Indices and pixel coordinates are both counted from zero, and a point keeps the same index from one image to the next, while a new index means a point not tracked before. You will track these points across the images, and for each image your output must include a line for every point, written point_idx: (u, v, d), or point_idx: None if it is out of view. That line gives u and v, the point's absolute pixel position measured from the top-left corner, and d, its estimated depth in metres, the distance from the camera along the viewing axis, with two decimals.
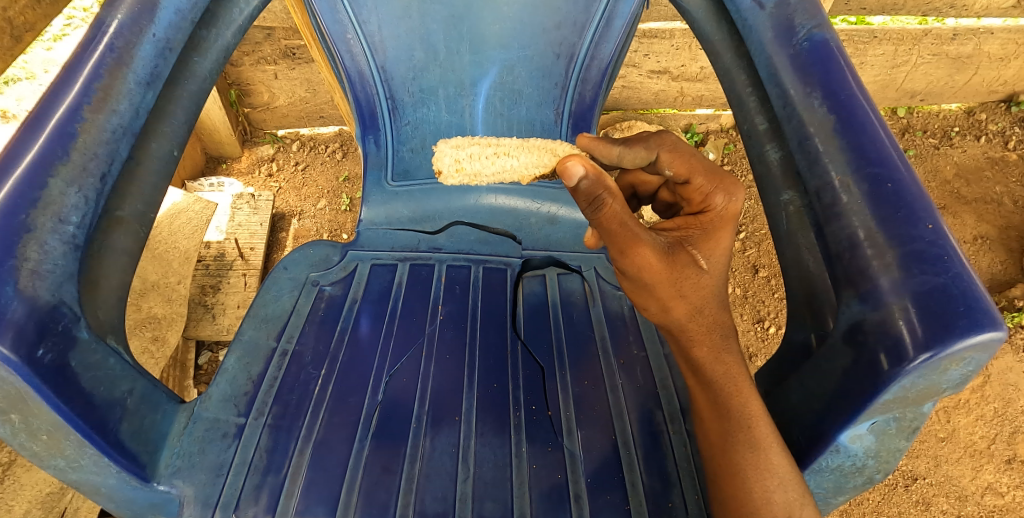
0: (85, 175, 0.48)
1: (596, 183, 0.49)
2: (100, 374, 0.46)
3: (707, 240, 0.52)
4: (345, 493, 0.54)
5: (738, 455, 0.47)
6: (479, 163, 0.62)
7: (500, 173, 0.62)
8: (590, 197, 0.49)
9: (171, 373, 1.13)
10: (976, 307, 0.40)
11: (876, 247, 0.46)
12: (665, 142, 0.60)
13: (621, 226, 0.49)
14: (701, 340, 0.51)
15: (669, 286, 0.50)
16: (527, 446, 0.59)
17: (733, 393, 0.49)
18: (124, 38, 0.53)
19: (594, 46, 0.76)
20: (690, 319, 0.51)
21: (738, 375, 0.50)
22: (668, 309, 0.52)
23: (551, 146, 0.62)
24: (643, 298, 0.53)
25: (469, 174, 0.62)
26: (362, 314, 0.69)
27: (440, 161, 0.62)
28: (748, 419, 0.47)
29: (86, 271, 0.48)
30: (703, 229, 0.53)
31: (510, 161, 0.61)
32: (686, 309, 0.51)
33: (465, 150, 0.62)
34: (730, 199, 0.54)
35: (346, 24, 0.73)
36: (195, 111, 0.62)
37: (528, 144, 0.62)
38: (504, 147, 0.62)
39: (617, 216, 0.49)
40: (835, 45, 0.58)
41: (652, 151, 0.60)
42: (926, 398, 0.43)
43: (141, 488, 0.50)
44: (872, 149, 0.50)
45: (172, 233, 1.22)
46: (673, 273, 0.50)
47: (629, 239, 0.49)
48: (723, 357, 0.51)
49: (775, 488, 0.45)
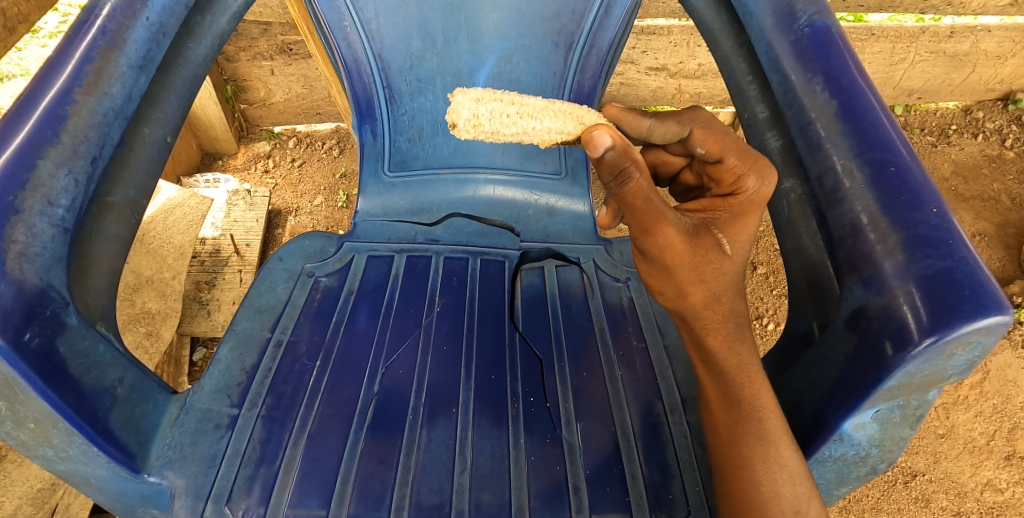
0: (75, 157, 0.47)
1: (622, 154, 0.47)
2: (88, 362, 0.45)
3: (734, 225, 0.50)
4: (339, 485, 0.53)
5: (748, 448, 0.47)
6: (499, 121, 0.58)
7: (520, 134, 0.58)
8: (615, 169, 0.47)
9: (165, 369, 1.11)
10: (982, 291, 0.40)
11: (880, 232, 0.45)
12: (699, 118, 0.58)
13: (646, 203, 0.46)
14: (716, 329, 0.50)
15: (689, 270, 0.49)
16: (524, 438, 0.58)
17: (744, 383, 0.48)
18: (116, 21, 0.52)
19: (593, 34, 0.75)
20: (705, 307, 0.50)
21: (751, 366, 0.49)
22: (685, 295, 0.50)
23: (578, 112, 0.58)
24: (659, 281, 0.52)
25: (486, 131, 0.58)
26: (358, 306, 0.68)
27: (456, 113, 0.58)
28: (759, 411, 0.47)
29: (75, 257, 0.47)
30: (731, 212, 0.50)
31: (532, 123, 0.58)
32: (703, 295, 0.50)
33: (484, 106, 0.58)
34: (764, 183, 0.50)
35: (343, 12, 0.72)
36: (188, 98, 0.61)
37: (554, 106, 0.59)
38: (528, 108, 0.58)
39: (643, 192, 0.46)
40: (836, 30, 0.57)
41: (684, 127, 0.58)
42: (931, 385, 0.43)
43: (131, 480, 0.49)
44: (874, 133, 0.50)
45: (166, 228, 1.21)
46: (695, 256, 0.48)
47: (653, 216, 0.47)
48: (737, 347, 0.50)
49: (784, 482, 0.45)
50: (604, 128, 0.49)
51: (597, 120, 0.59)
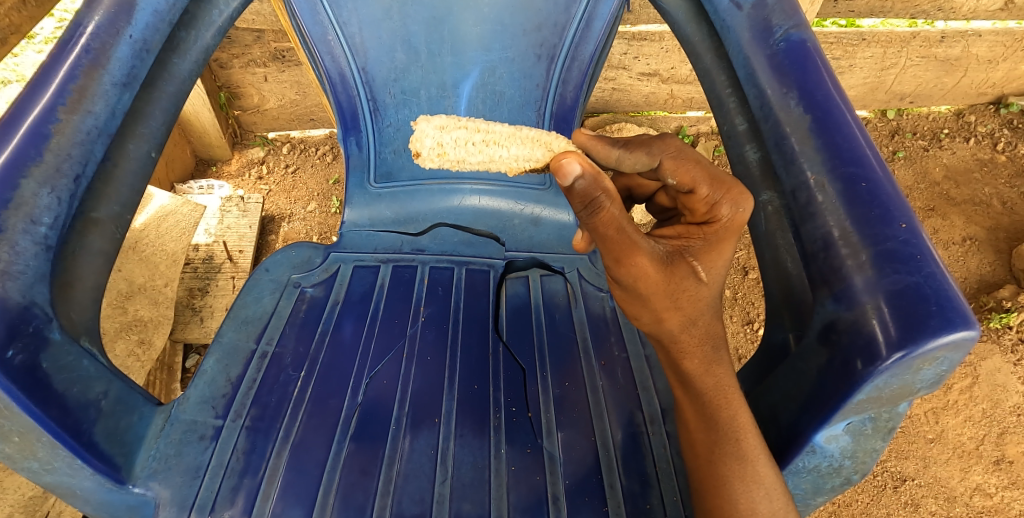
0: (59, 176, 0.47)
1: (592, 183, 0.46)
2: (73, 376, 0.46)
3: (709, 252, 0.50)
4: (322, 495, 0.54)
5: (725, 466, 0.47)
6: (464, 149, 0.59)
7: (487, 162, 0.60)
8: (586, 198, 0.46)
9: (157, 377, 1.12)
10: (949, 307, 0.40)
11: (850, 246, 0.46)
12: (669, 148, 0.55)
13: (618, 232, 0.47)
14: (692, 352, 0.51)
15: (664, 298, 0.49)
16: (506, 448, 0.58)
17: (722, 404, 0.48)
18: (101, 39, 0.53)
19: (575, 46, 0.76)
20: (682, 331, 0.51)
21: (728, 387, 0.49)
22: (661, 320, 0.50)
23: (546, 139, 0.59)
24: (635, 308, 0.52)
25: (452, 159, 0.60)
26: (344, 317, 0.68)
27: (419, 142, 0.59)
28: (737, 430, 0.47)
29: (59, 273, 0.48)
30: (705, 239, 0.51)
31: (499, 151, 0.59)
32: (680, 320, 0.50)
33: (449, 134, 0.59)
34: (738, 210, 0.50)
35: (327, 26, 0.73)
36: (174, 112, 0.61)
37: (521, 134, 0.59)
38: (494, 135, 0.59)
39: (615, 221, 0.46)
40: (812, 45, 0.58)
41: (654, 158, 0.56)
42: (900, 398, 0.43)
43: (117, 491, 0.50)
44: (847, 149, 0.51)
45: (159, 235, 1.22)
46: (669, 284, 0.49)
47: (626, 246, 0.47)
48: (714, 369, 0.50)
49: (762, 499, 0.46)
50: (573, 155, 0.49)
51: (566, 146, 0.59)
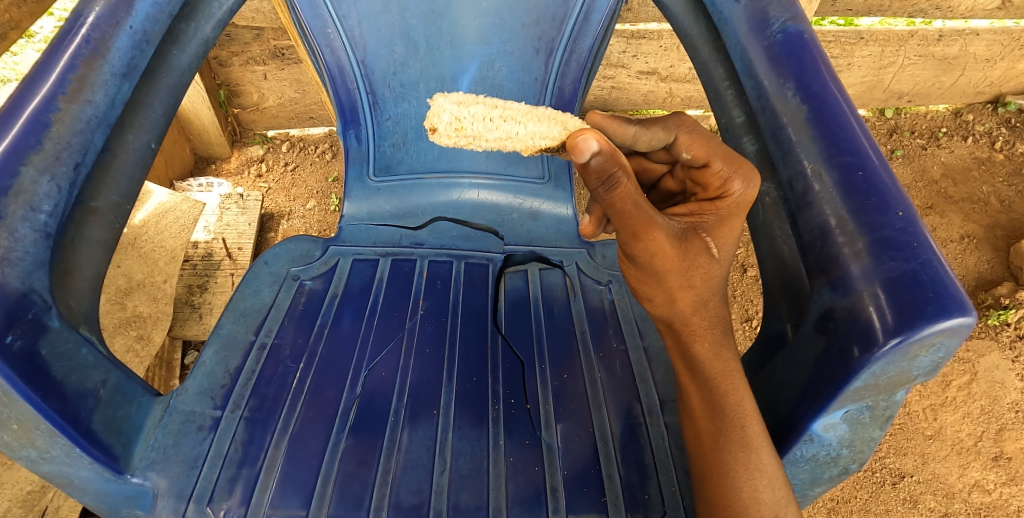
0: (58, 164, 0.47)
1: (609, 160, 0.45)
2: (71, 364, 0.46)
3: (721, 228, 0.51)
4: (320, 485, 0.54)
5: (728, 454, 0.47)
6: (481, 125, 0.59)
7: (503, 139, 0.59)
8: (603, 174, 0.45)
9: (156, 373, 1.12)
10: (945, 293, 0.40)
11: (848, 234, 0.46)
12: (685, 124, 0.56)
13: (636, 208, 0.46)
14: (703, 335, 0.52)
15: (680, 275, 0.50)
16: (504, 439, 0.59)
17: (729, 391, 0.49)
18: (101, 30, 0.53)
19: (573, 40, 0.76)
20: (694, 313, 0.51)
21: (735, 373, 0.50)
22: (675, 300, 0.51)
23: (562, 117, 0.59)
24: (649, 288, 0.52)
25: (468, 134, 0.59)
26: (343, 310, 0.68)
27: (437, 117, 0.59)
28: (741, 418, 0.47)
29: (58, 261, 0.48)
30: (718, 215, 0.52)
31: (516, 127, 0.59)
32: (692, 300, 0.51)
33: (467, 109, 0.59)
34: (749, 186, 0.51)
35: (326, 19, 0.73)
36: (174, 104, 0.62)
37: (537, 112, 0.60)
38: (512, 112, 0.59)
39: (632, 197, 0.46)
40: (809, 36, 0.58)
41: (670, 133, 0.56)
42: (898, 386, 0.44)
43: (114, 481, 0.50)
44: (844, 138, 0.51)
45: (158, 232, 1.22)
46: (685, 261, 0.49)
47: (643, 221, 0.47)
48: (723, 354, 0.51)
49: (764, 488, 0.46)
50: (588, 131, 0.47)
51: (581, 125, 0.60)
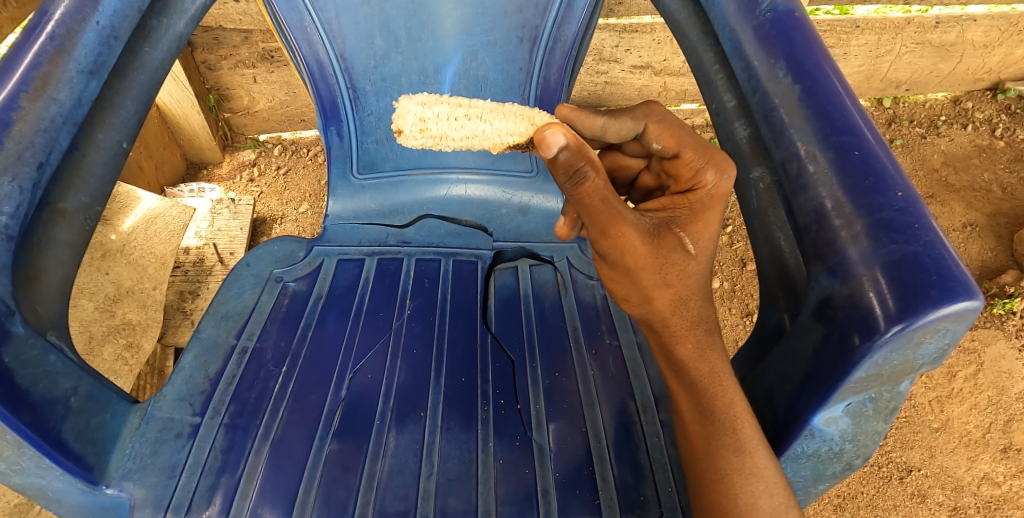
0: (20, 164, 0.46)
1: (576, 154, 0.43)
2: (38, 371, 0.44)
3: (695, 222, 0.49)
4: (303, 492, 0.52)
5: (722, 460, 0.45)
6: (446, 124, 0.57)
7: (469, 138, 0.57)
8: (570, 169, 0.43)
9: (148, 381, 1.10)
10: (949, 276, 0.38)
11: (845, 217, 0.44)
12: (654, 113, 0.55)
13: (604, 204, 0.44)
14: (685, 337, 0.49)
15: (654, 273, 0.47)
16: (493, 441, 0.56)
17: (717, 393, 0.46)
18: (66, 26, 0.51)
19: (558, 27, 0.74)
20: (673, 313, 0.49)
21: (723, 374, 0.48)
22: (650, 300, 0.49)
23: (529, 113, 0.57)
24: (624, 288, 0.50)
25: (435, 135, 0.58)
26: (327, 312, 0.67)
27: (402, 119, 0.57)
28: (733, 420, 0.45)
29: (22, 265, 0.47)
30: (691, 208, 0.49)
31: (481, 126, 0.57)
32: (670, 300, 0.49)
33: (431, 109, 0.57)
34: (722, 177, 0.49)
35: (303, 12, 0.71)
36: (146, 102, 0.60)
37: (503, 108, 0.58)
38: (477, 109, 0.57)
39: (600, 192, 0.43)
40: (800, 15, 0.57)
41: (639, 122, 0.55)
42: (902, 375, 0.41)
43: (89, 492, 0.48)
44: (838, 117, 0.49)
45: (148, 238, 1.20)
46: (658, 258, 0.47)
47: (611, 218, 0.45)
48: (708, 355, 0.49)
49: (761, 493, 0.44)
50: (555, 125, 0.45)
51: (549, 120, 0.58)
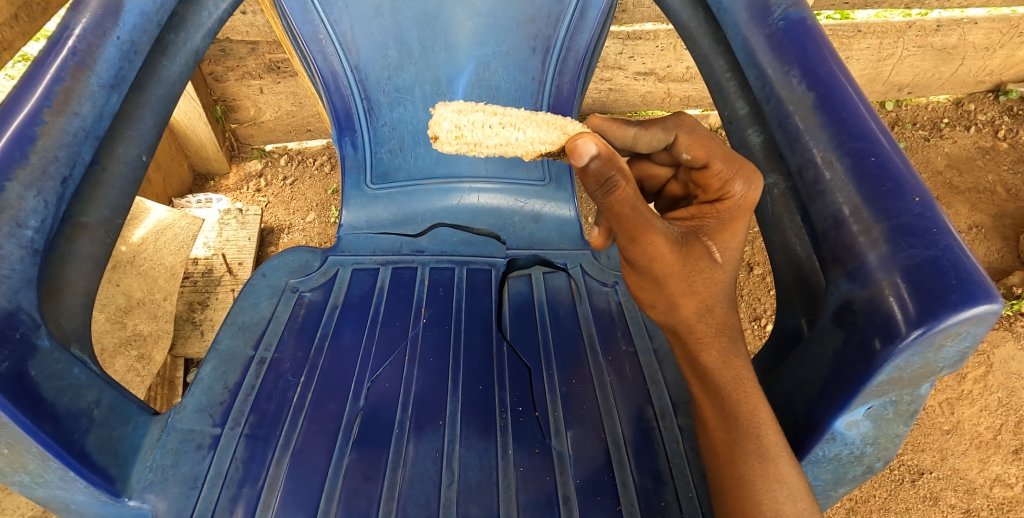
0: (45, 178, 0.46)
1: (607, 163, 0.44)
2: (63, 384, 0.44)
3: (723, 232, 0.48)
4: (324, 502, 0.52)
5: (746, 466, 0.45)
6: (481, 132, 0.58)
7: (503, 145, 0.58)
8: (601, 177, 0.44)
9: (158, 392, 1.11)
10: (969, 279, 0.38)
11: (862, 223, 0.44)
12: (684, 124, 0.55)
13: (633, 212, 0.44)
14: (710, 344, 0.50)
15: (680, 280, 0.48)
16: (513, 448, 0.57)
17: (740, 399, 0.47)
18: (87, 41, 0.52)
19: (570, 36, 0.75)
20: (699, 320, 0.49)
21: (746, 380, 0.48)
22: (677, 307, 0.49)
23: (561, 122, 0.57)
24: (650, 294, 0.51)
25: (469, 142, 0.58)
26: (344, 321, 0.67)
27: (437, 125, 0.58)
28: (756, 427, 0.45)
29: (46, 278, 0.47)
30: (719, 218, 0.49)
31: (515, 134, 0.57)
32: (696, 307, 0.49)
33: (467, 117, 0.58)
34: (750, 187, 0.48)
35: (318, 24, 0.72)
36: (164, 115, 0.60)
37: (536, 117, 0.58)
38: (510, 118, 0.58)
39: (630, 201, 0.44)
40: (812, 22, 0.57)
41: (669, 133, 0.55)
42: (922, 379, 0.42)
43: (112, 504, 0.48)
44: (853, 124, 0.49)
45: (157, 249, 1.20)
46: (686, 266, 0.47)
47: (641, 225, 0.45)
48: (733, 361, 0.49)
49: (785, 499, 0.44)
50: (588, 134, 0.46)
51: (580, 129, 0.58)
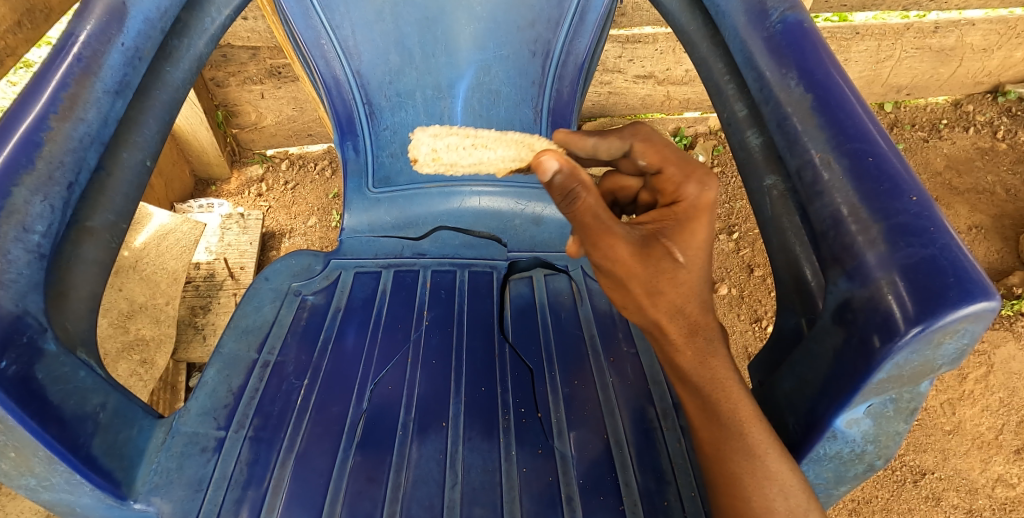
0: (51, 183, 0.47)
1: (569, 176, 0.49)
2: (68, 388, 0.45)
3: (683, 232, 0.49)
4: (328, 504, 0.52)
5: (734, 464, 0.45)
6: (456, 153, 0.66)
7: (477, 164, 0.66)
8: (564, 190, 0.49)
9: (161, 396, 1.11)
10: (967, 278, 0.39)
11: (861, 222, 0.45)
12: (640, 133, 0.58)
13: (594, 218, 0.47)
14: (683, 348, 0.49)
15: (646, 282, 0.48)
16: (516, 449, 0.57)
17: (721, 397, 0.47)
18: (93, 47, 0.52)
19: (569, 41, 0.76)
20: (669, 323, 0.49)
21: (725, 378, 0.48)
22: (647, 311, 0.49)
23: (529, 141, 0.64)
24: (624, 301, 0.51)
25: (446, 163, 0.66)
26: (347, 324, 0.67)
27: (416, 149, 0.67)
28: (740, 425, 0.45)
29: (53, 282, 0.47)
30: (678, 219, 0.49)
31: (486, 153, 0.65)
32: (665, 309, 0.48)
33: (443, 140, 0.67)
34: (704, 189, 0.50)
35: (320, 30, 0.73)
36: (168, 120, 0.61)
37: (505, 138, 0.65)
38: (482, 139, 0.66)
39: (591, 209, 0.47)
40: (809, 25, 0.58)
41: (625, 142, 0.58)
42: (922, 376, 0.42)
43: (117, 507, 0.48)
44: (850, 125, 0.50)
45: (159, 254, 1.21)
46: (649, 268, 0.47)
47: (603, 230, 0.47)
48: (710, 361, 0.49)
49: (776, 496, 0.44)
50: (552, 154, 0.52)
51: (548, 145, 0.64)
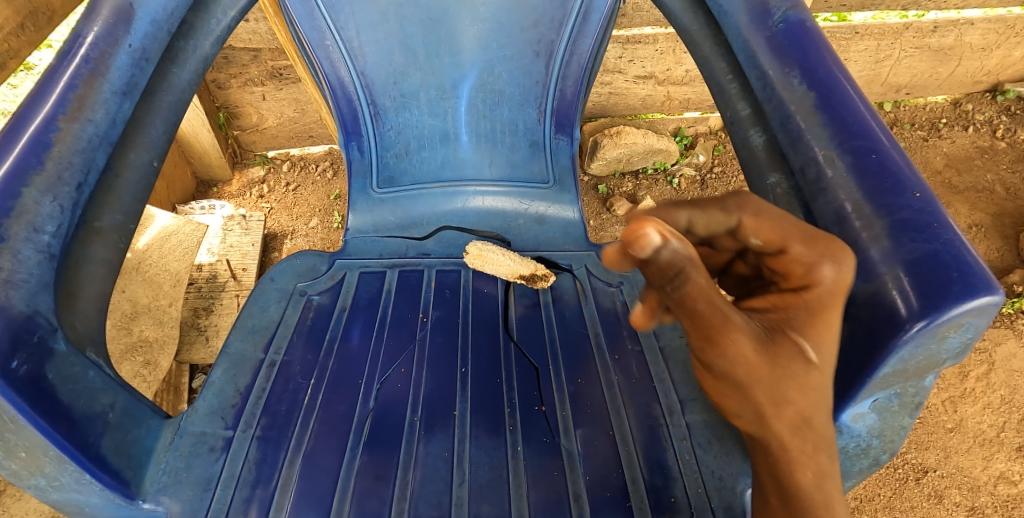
0: (61, 184, 0.47)
1: (680, 252, 0.33)
2: (78, 387, 0.45)
3: (814, 325, 0.37)
4: (336, 502, 0.53)
5: None
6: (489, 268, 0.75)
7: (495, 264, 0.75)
8: (669, 269, 0.34)
9: (164, 397, 1.11)
10: (970, 272, 0.39)
11: (865, 219, 0.45)
12: (748, 204, 0.43)
13: (710, 305, 0.34)
14: (804, 463, 0.38)
15: (769, 386, 0.36)
16: (523, 447, 0.57)
17: (806, 473, 0.38)
18: (100, 49, 0.53)
19: (573, 42, 0.76)
20: (793, 434, 0.38)
21: (824, 457, 0.38)
22: (767, 419, 0.37)
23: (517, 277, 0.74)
24: (733, 402, 0.38)
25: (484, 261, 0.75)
26: (352, 323, 0.67)
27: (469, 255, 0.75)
28: (822, 505, 0.37)
29: (62, 282, 0.47)
30: (808, 307, 0.37)
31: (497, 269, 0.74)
32: (792, 417, 0.37)
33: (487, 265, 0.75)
34: (842, 268, 0.37)
35: (324, 30, 0.73)
36: (175, 122, 0.61)
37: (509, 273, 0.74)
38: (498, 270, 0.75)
39: (705, 292, 0.34)
40: (811, 24, 0.58)
41: (731, 215, 0.43)
42: (927, 370, 0.42)
43: (126, 507, 0.49)
44: (853, 122, 0.50)
45: (162, 255, 1.21)
46: (775, 369, 0.35)
47: (718, 322, 0.34)
48: (811, 442, 0.38)
49: None
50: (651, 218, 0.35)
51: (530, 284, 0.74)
